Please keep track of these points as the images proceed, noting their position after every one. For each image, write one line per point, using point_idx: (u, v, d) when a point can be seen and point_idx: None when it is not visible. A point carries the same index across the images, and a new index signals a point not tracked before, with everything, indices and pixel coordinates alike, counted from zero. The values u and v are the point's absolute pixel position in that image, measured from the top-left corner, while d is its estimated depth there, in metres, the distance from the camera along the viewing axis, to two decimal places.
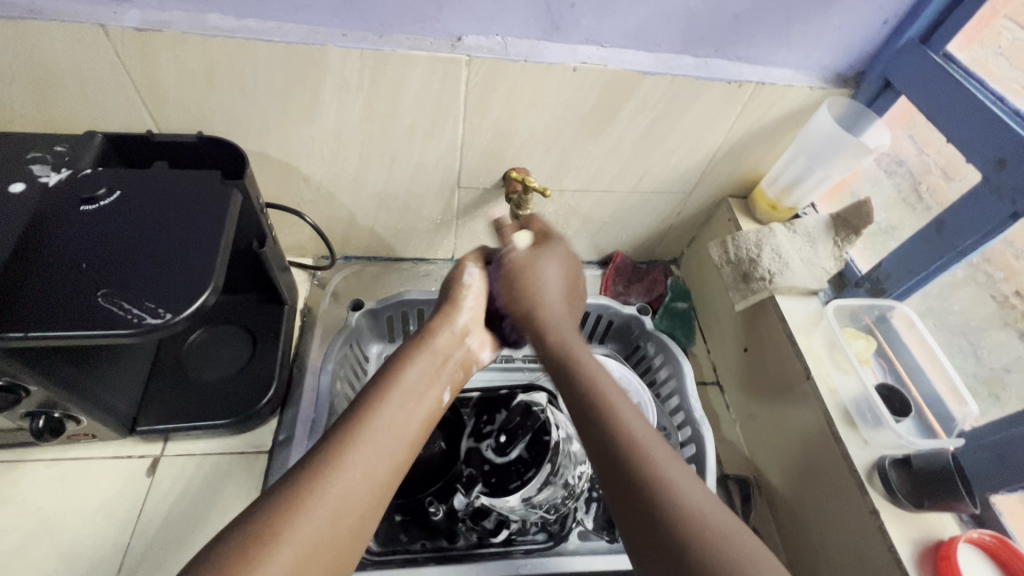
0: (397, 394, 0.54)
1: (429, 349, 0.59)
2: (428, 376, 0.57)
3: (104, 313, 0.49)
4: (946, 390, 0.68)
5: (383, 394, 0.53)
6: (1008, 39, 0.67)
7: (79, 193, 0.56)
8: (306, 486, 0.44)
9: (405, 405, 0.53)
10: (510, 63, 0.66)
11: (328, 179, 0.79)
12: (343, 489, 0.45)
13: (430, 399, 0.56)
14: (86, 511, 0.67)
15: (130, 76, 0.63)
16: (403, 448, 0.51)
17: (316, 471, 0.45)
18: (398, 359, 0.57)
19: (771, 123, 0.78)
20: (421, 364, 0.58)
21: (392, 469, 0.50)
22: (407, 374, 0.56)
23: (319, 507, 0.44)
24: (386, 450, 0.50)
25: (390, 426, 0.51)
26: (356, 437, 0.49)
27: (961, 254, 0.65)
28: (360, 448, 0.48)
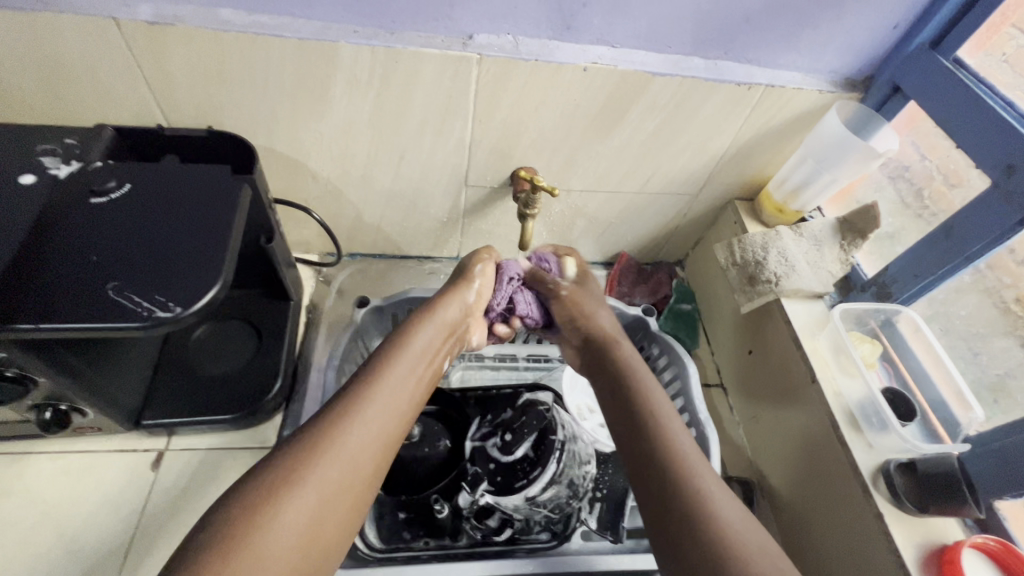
0: (404, 360, 0.57)
1: (439, 317, 0.64)
2: (435, 345, 0.62)
3: (115, 307, 0.49)
4: (952, 396, 0.68)
5: (394, 355, 0.58)
6: (1012, 46, 0.67)
7: (89, 185, 0.56)
8: (318, 441, 0.48)
9: (413, 370, 0.58)
10: (521, 62, 0.66)
11: (335, 176, 0.79)
12: (353, 448, 0.49)
13: (433, 366, 0.61)
14: (91, 504, 0.67)
15: (142, 69, 0.63)
16: (407, 406, 0.56)
17: (327, 432, 0.49)
18: (410, 324, 0.62)
19: (779, 125, 0.78)
20: (430, 331, 0.62)
21: (398, 427, 0.54)
22: (417, 339, 0.60)
23: (333, 461, 0.48)
24: (397, 403, 0.54)
25: (400, 386, 0.55)
26: (366, 397, 0.52)
27: (970, 259, 0.65)
28: (368, 410, 0.52)
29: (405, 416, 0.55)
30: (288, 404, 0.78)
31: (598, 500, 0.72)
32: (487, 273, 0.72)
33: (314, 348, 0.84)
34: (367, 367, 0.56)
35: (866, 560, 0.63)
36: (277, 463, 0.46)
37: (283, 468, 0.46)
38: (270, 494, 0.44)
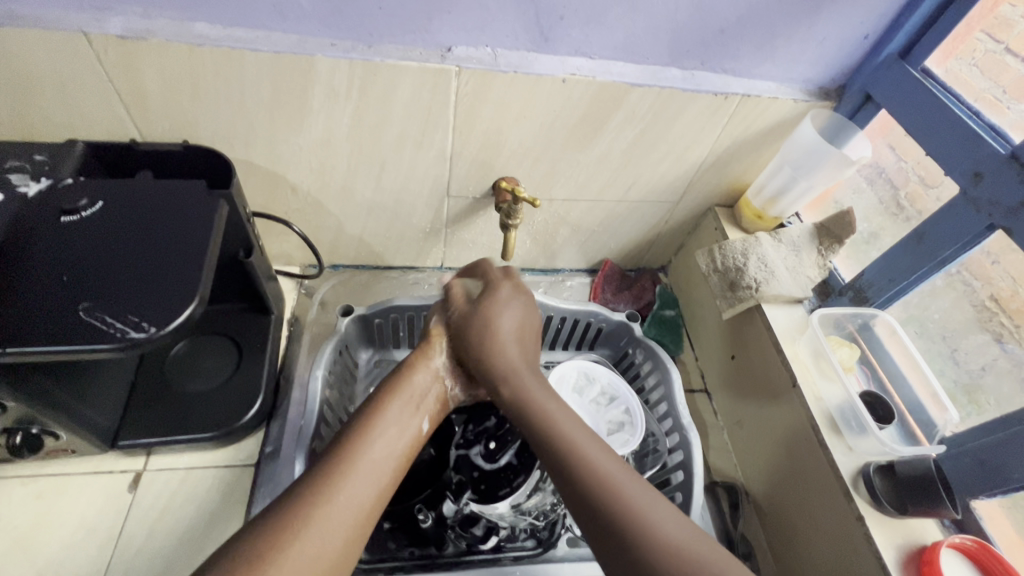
0: (381, 424, 0.56)
1: (410, 382, 0.62)
2: (410, 410, 0.59)
3: (86, 328, 0.48)
4: (927, 397, 0.69)
5: (368, 425, 0.55)
6: (981, 50, 0.69)
7: (59, 203, 0.55)
8: (298, 512, 0.46)
9: (388, 434, 0.56)
10: (499, 74, 0.66)
11: (315, 188, 0.79)
12: (331, 524, 0.47)
13: (412, 429, 0.58)
14: (65, 528, 0.65)
15: (114, 84, 0.62)
16: (389, 475, 0.53)
17: (307, 507, 0.47)
18: (378, 396, 0.59)
19: (757, 133, 0.79)
20: (402, 398, 0.60)
21: (376, 498, 0.52)
22: (391, 407, 0.58)
23: (305, 540, 0.45)
24: (374, 475, 0.52)
25: (380, 454, 0.54)
26: (344, 470, 0.51)
27: (942, 262, 0.67)
28: (347, 481, 0.50)
29: (384, 487, 0.53)
30: (270, 419, 0.76)
31: None
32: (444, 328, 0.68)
33: (296, 361, 0.83)
34: (342, 442, 0.53)
35: (848, 559, 0.64)
36: (254, 534, 0.45)
37: (258, 542, 0.44)
38: (251, 567, 0.42)
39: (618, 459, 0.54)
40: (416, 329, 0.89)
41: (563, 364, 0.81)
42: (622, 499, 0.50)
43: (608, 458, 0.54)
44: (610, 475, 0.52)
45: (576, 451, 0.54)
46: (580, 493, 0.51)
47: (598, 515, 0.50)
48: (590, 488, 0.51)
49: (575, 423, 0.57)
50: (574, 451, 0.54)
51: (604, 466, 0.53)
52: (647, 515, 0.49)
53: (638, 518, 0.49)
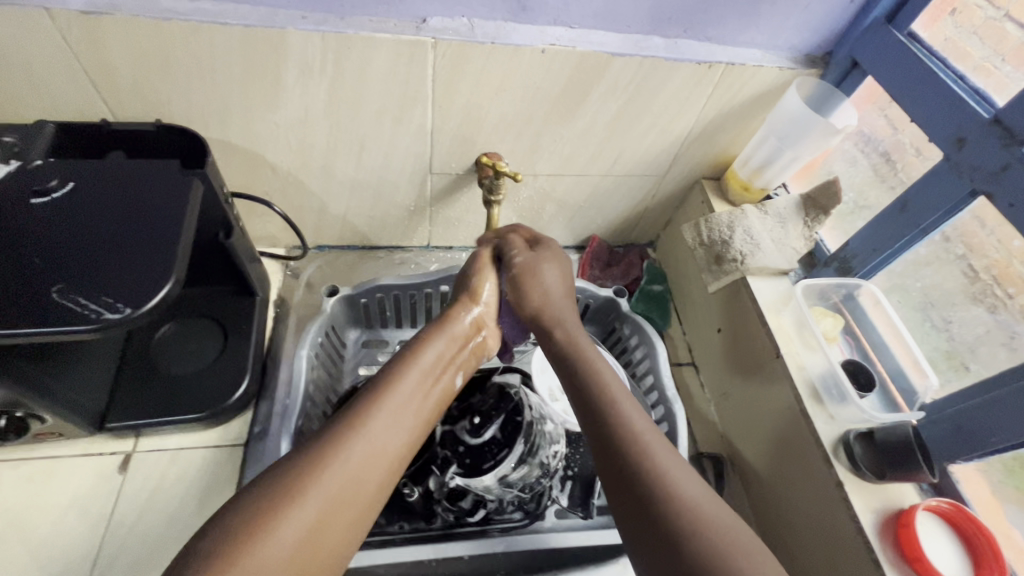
0: (416, 369, 0.55)
1: (452, 331, 0.60)
2: (444, 360, 0.58)
3: (60, 310, 0.47)
4: (909, 365, 0.69)
5: (405, 367, 0.54)
6: (981, 18, 0.66)
7: (29, 185, 0.54)
8: (327, 448, 0.46)
9: (424, 380, 0.55)
10: (477, 45, 0.65)
11: (295, 167, 0.78)
12: (362, 463, 0.47)
13: (445, 382, 0.57)
14: (57, 509, 0.66)
15: (81, 61, 0.60)
16: (420, 422, 0.53)
17: (336, 440, 0.47)
18: (419, 341, 0.58)
19: (742, 103, 0.78)
20: (442, 344, 0.58)
21: (407, 444, 0.51)
22: (427, 354, 0.56)
23: (333, 478, 0.45)
24: (405, 422, 0.51)
25: (413, 400, 0.53)
26: (376, 409, 0.50)
27: (925, 231, 0.67)
28: (378, 421, 0.49)
29: (414, 437, 0.52)
30: (258, 399, 0.77)
31: (570, 478, 0.73)
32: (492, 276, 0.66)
33: (283, 342, 0.83)
34: (376, 384, 0.52)
35: (826, 522, 0.65)
36: (282, 466, 0.45)
37: (289, 473, 0.44)
38: (283, 497, 0.43)
39: (688, 466, 0.47)
40: (403, 308, 0.89)
41: None
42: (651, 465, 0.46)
43: (673, 458, 0.47)
44: (677, 480, 0.44)
45: (639, 443, 0.47)
46: (633, 494, 0.45)
47: (657, 521, 0.43)
48: (650, 489, 0.44)
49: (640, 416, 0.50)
50: (638, 447, 0.47)
51: (669, 466, 0.45)
52: (710, 523, 0.42)
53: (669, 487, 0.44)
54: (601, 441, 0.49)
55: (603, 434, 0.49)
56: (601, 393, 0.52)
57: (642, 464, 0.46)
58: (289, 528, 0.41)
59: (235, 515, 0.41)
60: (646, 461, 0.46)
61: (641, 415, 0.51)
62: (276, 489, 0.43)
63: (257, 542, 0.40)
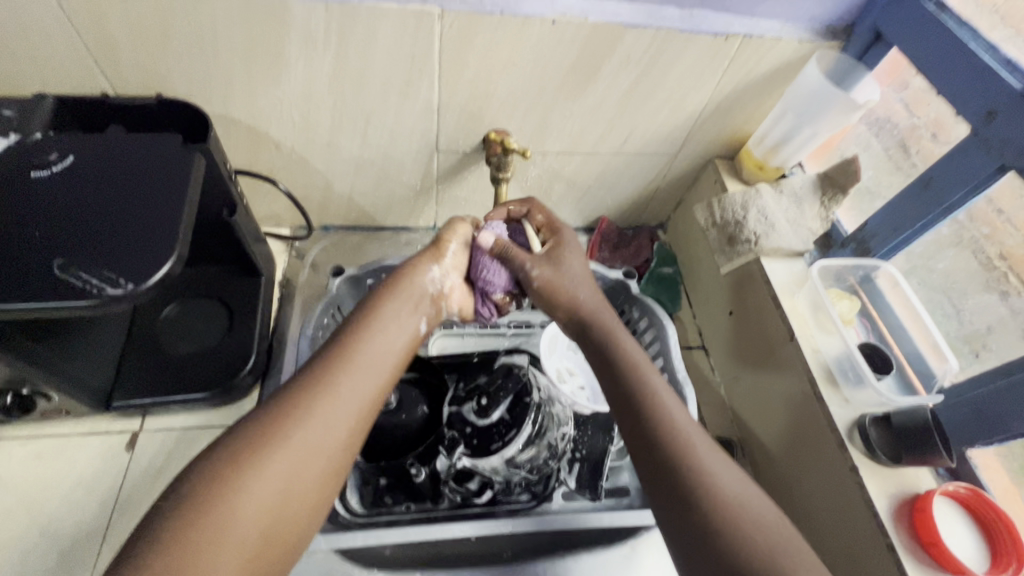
0: (376, 323, 0.56)
1: (410, 283, 0.61)
2: (400, 321, 0.58)
3: (61, 284, 0.47)
4: (929, 349, 0.67)
5: (352, 340, 0.54)
6: None
7: (29, 158, 0.53)
8: (272, 430, 0.46)
9: (386, 332, 0.56)
10: (485, 16, 0.62)
11: (299, 145, 0.76)
12: (327, 421, 0.48)
13: (409, 328, 0.58)
14: (65, 487, 0.66)
15: (78, 32, 0.59)
16: (387, 372, 0.54)
17: (283, 418, 0.46)
18: (375, 299, 0.58)
19: (759, 78, 0.75)
20: (403, 296, 0.59)
21: (375, 397, 0.52)
22: (381, 316, 0.56)
23: (299, 437, 0.46)
24: (357, 393, 0.51)
25: (377, 353, 0.54)
26: (339, 369, 0.51)
27: (949, 209, 0.64)
28: (341, 380, 0.50)
29: (369, 404, 0.51)
30: (263, 379, 0.76)
31: (577, 460, 0.71)
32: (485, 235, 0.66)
33: (288, 323, 0.82)
34: (335, 343, 0.53)
35: (841, 507, 0.64)
36: (246, 431, 0.46)
37: (233, 458, 0.44)
38: (227, 483, 0.42)
39: (726, 459, 0.49)
40: None
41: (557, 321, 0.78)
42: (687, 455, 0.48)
43: (712, 452, 0.49)
44: (716, 475, 0.47)
45: (681, 434, 0.50)
46: (669, 477, 0.48)
47: (696, 505, 0.46)
48: (687, 486, 0.47)
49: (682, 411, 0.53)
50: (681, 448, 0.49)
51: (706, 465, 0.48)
52: (751, 512, 0.46)
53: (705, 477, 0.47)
54: (638, 436, 0.51)
55: (640, 431, 0.51)
56: (644, 384, 0.54)
57: (682, 461, 0.48)
58: (259, 490, 0.43)
59: (198, 481, 0.42)
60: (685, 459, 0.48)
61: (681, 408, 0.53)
62: (221, 476, 0.43)
63: (229, 509, 0.41)
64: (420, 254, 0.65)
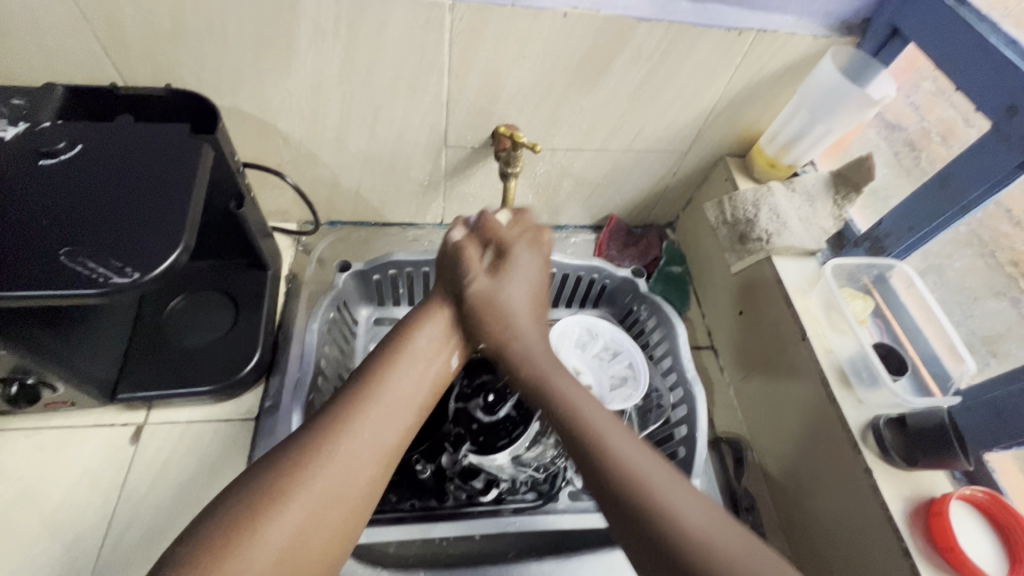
0: (402, 363, 0.53)
1: (444, 318, 0.59)
2: (437, 343, 0.57)
3: (67, 273, 0.46)
4: (944, 350, 0.66)
5: (391, 359, 0.53)
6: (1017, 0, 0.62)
7: (38, 146, 0.53)
8: (310, 449, 0.45)
9: (421, 352, 0.55)
10: (496, 8, 0.62)
11: (307, 138, 0.76)
12: (353, 462, 0.46)
13: (438, 364, 0.56)
14: (69, 479, 0.66)
15: (89, 22, 0.59)
16: (412, 414, 0.52)
17: (323, 437, 0.46)
18: (409, 325, 0.57)
19: (772, 74, 0.74)
20: (432, 331, 0.58)
21: (399, 438, 0.50)
22: (414, 340, 0.56)
23: (320, 478, 0.44)
24: (395, 414, 0.50)
25: (401, 392, 0.52)
26: (364, 407, 0.49)
27: (966, 208, 0.62)
28: (366, 419, 0.48)
29: (408, 425, 0.51)
30: (268, 374, 0.76)
31: None
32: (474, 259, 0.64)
33: (294, 318, 0.82)
34: (361, 382, 0.51)
35: (852, 511, 0.63)
36: (263, 469, 0.44)
37: (271, 476, 0.44)
38: (263, 501, 0.42)
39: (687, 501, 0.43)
40: (416, 285, 0.87)
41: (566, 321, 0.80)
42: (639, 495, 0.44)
43: (677, 488, 0.44)
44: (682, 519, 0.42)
45: (621, 474, 0.45)
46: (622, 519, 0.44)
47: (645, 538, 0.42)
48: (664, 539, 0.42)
49: (632, 443, 0.48)
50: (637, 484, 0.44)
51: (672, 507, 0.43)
52: (716, 546, 0.41)
53: (662, 513, 0.43)
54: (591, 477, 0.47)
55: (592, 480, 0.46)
56: (581, 421, 0.49)
57: (645, 506, 0.43)
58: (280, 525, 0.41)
59: (221, 521, 0.41)
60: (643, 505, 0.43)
61: (626, 436, 0.48)
62: (259, 489, 0.43)
63: (250, 545, 0.40)
64: (448, 277, 0.62)
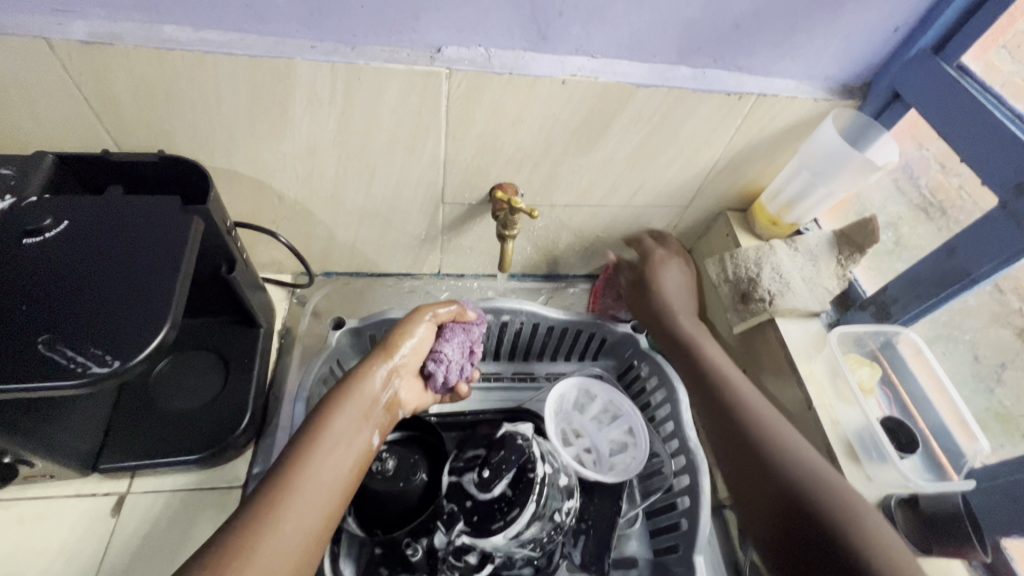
0: (324, 445, 0.53)
1: (361, 391, 0.58)
2: (358, 424, 0.57)
3: (46, 363, 0.44)
4: (955, 423, 0.64)
5: (310, 444, 0.53)
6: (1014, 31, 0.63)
7: (22, 224, 0.51)
8: (231, 553, 0.45)
9: (342, 436, 0.55)
10: (494, 76, 0.61)
11: (303, 196, 0.75)
12: (269, 558, 0.46)
13: (360, 444, 0.56)
14: (45, 555, 0.63)
15: (81, 91, 0.58)
16: (334, 498, 0.52)
17: (245, 539, 0.46)
18: (328, 405, 0.56)
19: (772, 136, 0.74)
20: (349, 410, 0.57)
21: (322, 523, 0.51)
22: (335, 424, 0.55)
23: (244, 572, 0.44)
24: (320, 498, 0.51)
25: (325, 477, 0.52)
26: (283, 504, 0.49)
27: (975, 281, 0.61)
28: (288, 510, 0.49)
29: (331, 510, 0.52)
30: (258, 437, 0.74)
31: (583, 532, 0.69)
32: (419, 335, 0.64)
33: (285, 376, 0.80)
34: (279, 474, 0.51)
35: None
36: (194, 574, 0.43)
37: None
38: None
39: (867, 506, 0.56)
40: None
41: (562, 382, 0.76)
42: (808, 502, 0.56)
43: (860, 498, 0.56)
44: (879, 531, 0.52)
45: (802, 484, 0.57)
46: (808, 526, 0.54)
47: (836, 549, 0.52)
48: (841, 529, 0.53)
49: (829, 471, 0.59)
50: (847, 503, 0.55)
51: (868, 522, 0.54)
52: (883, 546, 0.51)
53: (849, 521, 0.53)
54: (767, 488, 0.59)
55: (779, 495, 0.58)
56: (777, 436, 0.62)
57: (813, 514, 0.55)
58: None
59: None
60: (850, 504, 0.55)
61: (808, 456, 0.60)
62: None
63: None
64: (371, 354, 0.62)
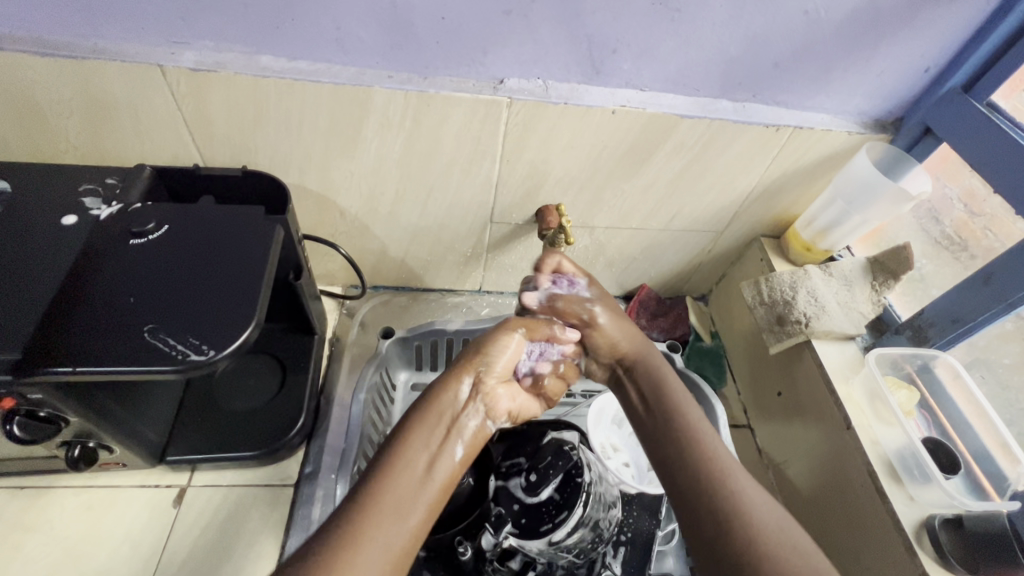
0: (402, 467, 0.51)
1: (439, 401, 0.57)
2: (435, 438, 0.55)
3: (151, 350, 0.49)
4: (996, 447, 0.65)
5: (392, 464, 0.51)
6: None
7: (129, 227, 0.57)
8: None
9: (422, 455, 0.53)
10: (551, 106, 0.67)
11: (363, 212, 0.80)
12: None
13: (441, 460, 0.54)
14: (112, 541, 0.66)
15: (182, 113, 0.65)
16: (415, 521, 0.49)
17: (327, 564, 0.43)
18: (409, 419, 0.55)
19: (807, 166, 0.78)
20: (429, 423, 0.56)
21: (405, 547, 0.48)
22: (415, 439, 0.54)
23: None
24: (397, 525, 0.48)
25: (403, 499, 0.49)
26: (361, 531, 0.46)
27: (1012, 307, 0.62)
28: (369, 532, 0.46)
29: (414, 534, 0.48)
30: (310, 439, 0.77)
31: (623, 544, 0.70)
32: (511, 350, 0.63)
33: (336, 381, 0.84)
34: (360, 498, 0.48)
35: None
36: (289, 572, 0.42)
37: None
38: None
39: (763, 492, 0.50)
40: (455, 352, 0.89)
41: (602, 397, 0.78)
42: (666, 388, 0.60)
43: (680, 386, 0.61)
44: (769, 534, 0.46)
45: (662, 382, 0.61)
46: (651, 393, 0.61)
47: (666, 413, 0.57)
48: (716, 519, 0.48)
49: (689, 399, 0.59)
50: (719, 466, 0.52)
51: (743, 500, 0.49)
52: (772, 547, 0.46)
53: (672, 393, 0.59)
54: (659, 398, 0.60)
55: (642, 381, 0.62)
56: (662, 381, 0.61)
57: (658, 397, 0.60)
58: None
59: None
60: (730, 495, 0.49)
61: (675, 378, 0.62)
62: None
63: None
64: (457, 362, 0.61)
